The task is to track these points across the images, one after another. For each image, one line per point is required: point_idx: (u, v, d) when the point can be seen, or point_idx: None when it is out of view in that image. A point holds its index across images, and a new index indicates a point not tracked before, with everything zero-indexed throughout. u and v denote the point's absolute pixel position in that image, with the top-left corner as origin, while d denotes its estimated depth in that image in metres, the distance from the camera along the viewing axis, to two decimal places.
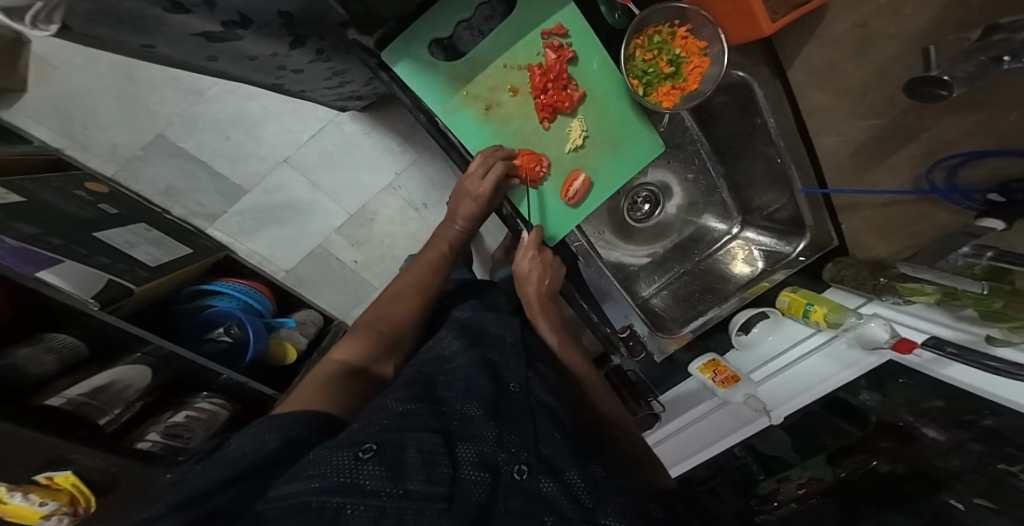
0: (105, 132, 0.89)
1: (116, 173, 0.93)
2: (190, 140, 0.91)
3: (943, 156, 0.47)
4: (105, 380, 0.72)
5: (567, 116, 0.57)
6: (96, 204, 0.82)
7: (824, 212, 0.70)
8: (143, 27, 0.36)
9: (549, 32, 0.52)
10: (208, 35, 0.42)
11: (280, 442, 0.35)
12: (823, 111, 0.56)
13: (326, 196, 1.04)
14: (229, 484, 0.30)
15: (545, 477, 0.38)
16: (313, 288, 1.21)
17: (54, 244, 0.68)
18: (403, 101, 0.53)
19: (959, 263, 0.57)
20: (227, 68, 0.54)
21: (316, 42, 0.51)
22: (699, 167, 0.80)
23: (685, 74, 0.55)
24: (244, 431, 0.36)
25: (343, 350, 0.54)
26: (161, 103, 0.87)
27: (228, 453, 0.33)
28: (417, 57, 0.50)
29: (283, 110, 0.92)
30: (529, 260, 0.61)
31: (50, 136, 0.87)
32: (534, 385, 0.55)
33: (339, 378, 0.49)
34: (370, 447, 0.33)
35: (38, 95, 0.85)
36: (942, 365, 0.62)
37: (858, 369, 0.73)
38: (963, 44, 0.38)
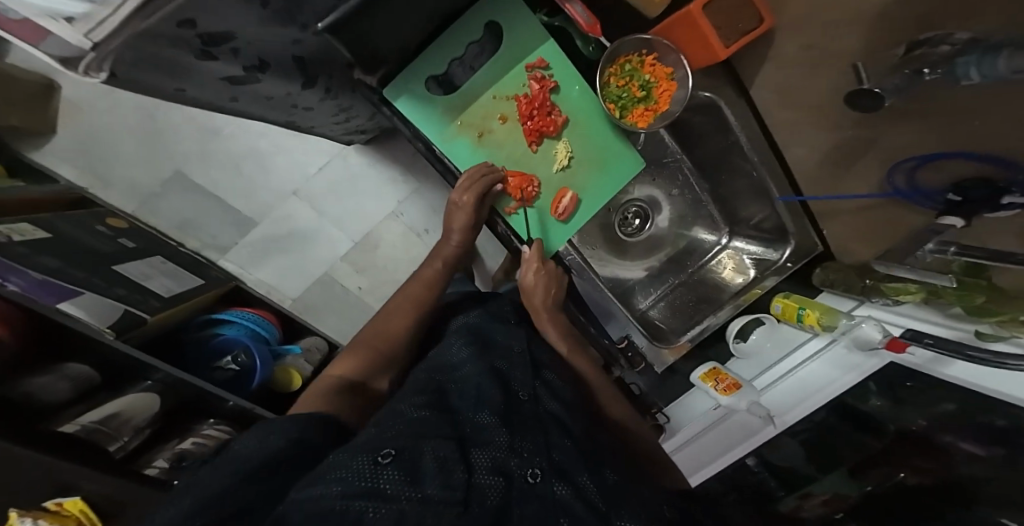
0: (130, 171, 1.03)
1: (135, 210, 1.05)
2: (204, 176, 1.05)
3: (898, 160, 0.49)
4: (116, 408, 0.73)
5: (554, 139, 0.62)
6: (116, 239, 0.88)
7: (804, 219, 0.73)
8: (178, 72, 0.42)
9: (532, 65, 0.57)
10: (233, 79, 0.49)
11: (285, 441, 0.37)
12: (790, 125, 0.59)
13: (331, 223, 1.13)
14: (246, 478, 0.32)
15: (559, 481, 0.41)
16: (318, 315, 1.23)
17: (77, 277, 0.72)
18: (403, 132, 0.58)
19: (931, 258, 0.59)
20: (248, 108, 0.61)
21: (325, 82, 0.59)
22: (683, 183, 0.84)
23: (656, 97, 0.58)
24: (249, 434, 0.38)
25: (340, 364, 0.58)
26: (180, 140, 1.02)
27: (234, 454, 0.35)
28: (414, 92, 0.55)
29: (293, 146, 1.05)
30: (535, 272, 0.65)
31: (82, 177, 1.02)
32: (543, 394, 0.57)
33: (335, 394, 0.52)
34: (388, 452, 0.35)
35: (66, 139, 1.01)
36: (944, 365, 0.64)
37: (860, 373, 0.75)
38: (891, 60, 0.41)
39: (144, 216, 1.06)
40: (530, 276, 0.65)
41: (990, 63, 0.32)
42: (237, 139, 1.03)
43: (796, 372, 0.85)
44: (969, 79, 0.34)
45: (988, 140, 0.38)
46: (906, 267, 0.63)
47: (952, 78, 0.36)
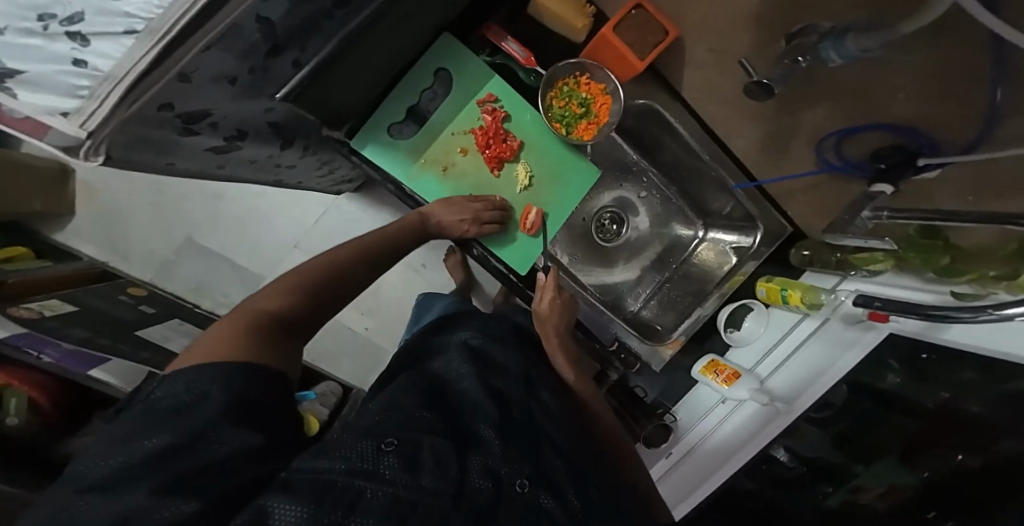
0: (146, 243, 1.14)
1: (151, 277, 1.14)
2: (211, 238, 1.14)
3: (824, 135, 0.54)
4: None
5: (513, 162, 0.67)
6: (137, 306, 0.98)
7: (765, 203, 0.76)
8: (166, 148, 0.50)
9: (483, 101, 0.64)
10: (216, 149, 0.56)
11: (231, 402, 0.29)
12: (725, 118, 0.60)
13: None
14: (192, 437, 0.26)
15: (545, 492, 0.43)
16: (333, 360, 1.27)
17: (104, 344, 0.80)
18: (374, 175, 0.63)
19: (871, 223, 0.57)
20: (236, 172, 0.69)
21: (301, 141, 0.65)
22: (648, 185, 0.89)
23: (595, 111, 0.63)
24: (179, 379, 0.29)
25: (270, 299, 0.41)
26: (188, 209, 1.14)
27: (160, 406, 0.27)
28: (379, 141, 0.62)
29: (289, 201, 1.14)
30: (548, 301, 0.69)
31: (99, 252, 1.13)
32: (534, 408, 0.58)
33: (272, 335, 0.38)
34: (390, 442, 0.36)
35: (90, 221, 1.14)
36: (936, 331, 0.58)
37: (862, 349, 0.70)
38: (775, 52, 0.48)
39: (160, 282, 1.14)
40: (544, 305, 0.69)
41: (847, 43, 0.40)
42: (237, 201, 1.13)
43: (795, 356, 0.81)
44: (833, 60, 0.42)
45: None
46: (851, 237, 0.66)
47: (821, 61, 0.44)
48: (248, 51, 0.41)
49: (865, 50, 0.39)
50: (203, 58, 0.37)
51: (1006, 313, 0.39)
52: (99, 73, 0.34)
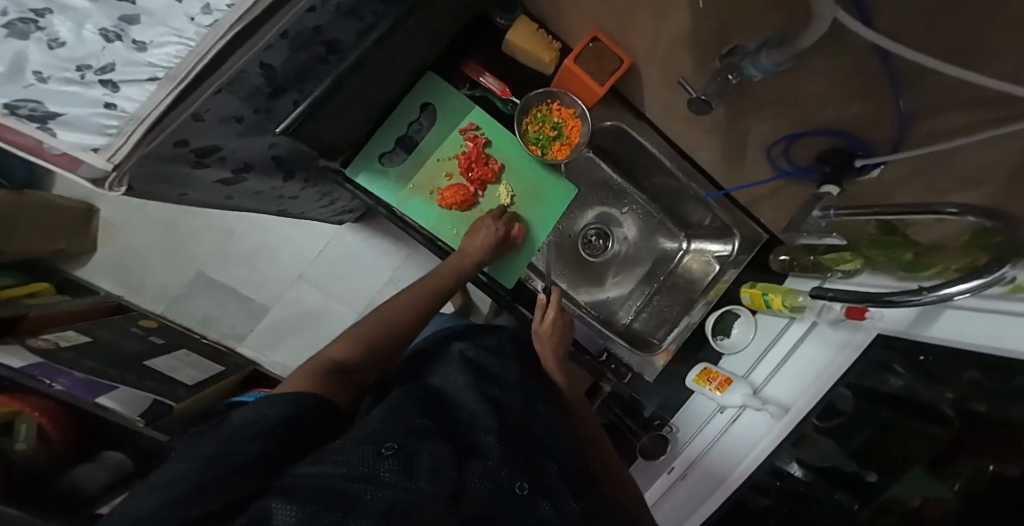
0: (160, 278, 1.22)
1: (162, 310, 1.21)
2: (222, 273, 1.22)
3: (772, 142, 0.57)
4: None
5: (495, 183, 0.72)
6: (147, 337, 1.03)
7: (742, 215, 0.80)
8: (181, 182, 0.55)
9: (465, 129, 0.70)
10: (225, 181, 0.61)
11: (282, 417, 0.38)
12: (686, 135, 0.71)
13: (336, 300, 1.22)
14: (239, 440, 0.33)
15: (542, 498, 0.48)
16: None
17: (110, 373, 0.83)
18: (367, 201, 0.68)
19: (824, 221, 0.61)
20: (243, 203, 0.75)
21: (303, 174, 0.71)
22: (630, 200, 0.94)
23: (567, 133, 0.69)
24: (246, 405, 0.38)
25: (338, 346, 0.53)
26: (200, 246, 1.22)
27: (227, 425, 0.36)
28: (371, 169, 0.68)
29: (295, 234, 1.22)
30: (548, 321, 0.72)
31: (116, 287, 1.21)
32: (532, 422, 0.61)
33: (331, 377, 0.48)
34: (390, 447, 0.39)
35: (111, 258, 1.22)
36: (924, 328, 0.60)
37: (856, 347, 0.71)
38: (710, 71, 0.51)
39: (171, 315, 1.21)
40: (545, 324, 0.72)
41: (762, 59, 0.41)
42: (248, 235, 1.22)
43: (792, 360, 0.81)
44: (754, 74, 0.44)
45: (822, 112, 0.47)
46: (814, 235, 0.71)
47: (747, 76, 0.45)
48: (253, 93, 0.48)
49: (779, 64, 0.40)
50: (215, 100, 0.44)
51: (947, 293, 0.39)
52: (125, 114, 0.41)
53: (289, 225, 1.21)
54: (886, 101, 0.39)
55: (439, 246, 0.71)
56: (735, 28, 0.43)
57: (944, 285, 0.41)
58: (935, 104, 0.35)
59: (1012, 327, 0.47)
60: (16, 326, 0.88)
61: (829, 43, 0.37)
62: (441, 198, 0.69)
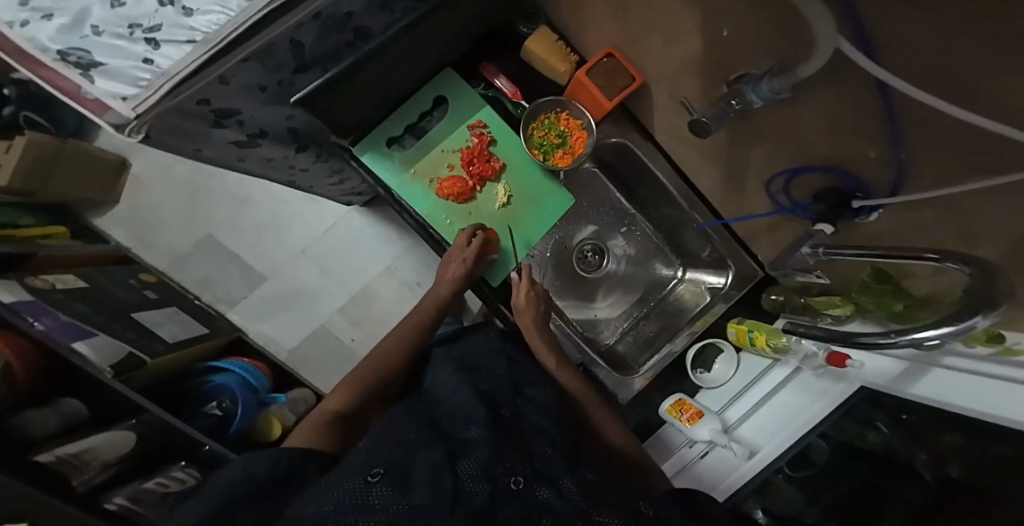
0: (170, 236, 1.25)
1: (165, 267, 1.24)
2: (230, 238, 1.24)
3: (772, 175, 0.57)
4: (88, 444, 0.68)
5: (495, 181, 0.73)
6: (142, 290, 1.05)
7: (739, 247, 0.80)
8: (197, 138, 0.58)
9: (472, 125, 0.71)
10: (240, 143, 0.63)
11: (269, 474, 0.43)
12: (689, 160, 0.71)
13: (333, 280, 1.25)
14: (244, 496, 0.41)
15: (542, 485, 0.42)
16: (313, 369, 1.26)
17: (95, 320, 0.82)
18: (368, 180, 0.70)
19: (814, 260, 0.61)
20: (256, 168, 0.76)
21: (316, 148, 0.73)
22: (630, 219, 0.93)
23: (571, 142, 0.70)
24: (244, 460, 0.45)
25: (334, 398, 0.63)
26: (214, 211, 1.25)
27: (230, 479, 0.43)
28: (377, 151, 0.70)
29: (306, 210, 1.24)
30: (524, 296, 0.73)
31: (127, 239, 1.25)
32: (525, 411, 0.59)
33: (327, 425, 0.57)
34: (377, 472, 0.40)
35: (129, 210, 1.26)
36: (907, 385, 0.58)
37: (833, 401, 0.71)
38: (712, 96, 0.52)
39: (173, 273, 1.24)
40: (521, 300, 0.73)
41: (763, 85, 0.41)
42: (262, 206, 1.24)
43: (768, 402, 0.81)
44: (755, 102, 0.45)
45: (817, 147, 0.48)
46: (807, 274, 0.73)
47: (749, 103, 0.46)
48: (278, 66, 0.50)
49: (778, 92, 0.41)
50: (240, 68, 0.46)
51: (918, 337, 0.41)
52: (158, 69, 0.43)
53: (302, 200, 1.24)
54: (878, 134, 0.38)
55: (431, 234, 0.72)
56: (738, 60, 0.44)
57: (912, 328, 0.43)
58: (933, 160, 0.35)
59: (1003, 393, 0.46)
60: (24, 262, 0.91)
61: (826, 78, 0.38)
62: (439, 187, 0.70)
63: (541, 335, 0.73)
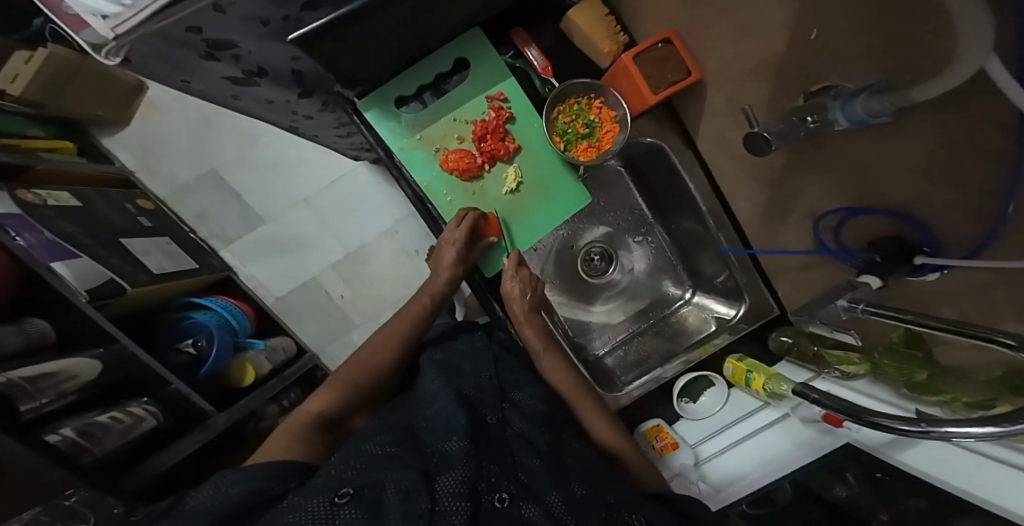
0: (173, 164, 1.18)
1: (165, 195, 1.19)
2: (234, 175, 1.18)
3: (824, 211, 0.51)
4: (53, 368, 0.67)
5: (505, 163, 0.66)
6: (137, 216, 1.04)
7: (757, 277, 0.75)
8: (185, 67, 0.52)
9: (492, 97, 0.64)
10: (235, 79, 0.57)
11: (244, 491, 0.37)
12: (730, 177, 0.66)
13: (331, 233, 1.20)
14: None
15: (528, 503, 0.41)
16: (298, 319, 1.24)
17: (83, 243, 0.82)
18: (369, 139, 0.63)
19: (848, 311, 0.56)
20: (250, 107, 0.71)
21: (322, 96, 0.65)
22: (647, 229, 0.86)
23: (599, 136, 0.63)
24: (211, 485, 0.38)
25: (316, 401, 0.55)
26: (223, 146, 1.18)
27: (194, 507, 0.36)
28: (382, 108, 0.62)
29: (315, 158, 1.18)
30: (510, 279, 0.69)
31: (129, 161, 1.19)
32: (511, 416, 0.56)
33: (310, 430, 0.50)
34: (346, 492, 0.37)
35: (135, 131, 1.19)
36: (898, 448, 0.58)
37: (816, 451, 0.69)
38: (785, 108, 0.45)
39: (171, 202, 1.19)
40: (508, 284, 0.69)
41: (856, 105, 0.33)
42: (272, 147, 1.17)
43: (748, 442, 0.77)
44: (840, 123, 0.36)
45: (893, 188, 0.40)
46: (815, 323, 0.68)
47: (830, 123, 0.38)
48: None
49: (875, 114, 0.32)
50: None
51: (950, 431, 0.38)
52: None
53: (312, 147, 1.17)
54: (981, 185, 0.30)
55: (428, 208, 0.67)
56: (830, 69, 0.37)
57: (952, 421, 0.39)
58: None
59: (998, 478, 0.44)
60: (21, 174, 0.89)
61: (942, 113, 0.30)
62: (444, 159, 0.64)
63: (530, 321, 0.71)
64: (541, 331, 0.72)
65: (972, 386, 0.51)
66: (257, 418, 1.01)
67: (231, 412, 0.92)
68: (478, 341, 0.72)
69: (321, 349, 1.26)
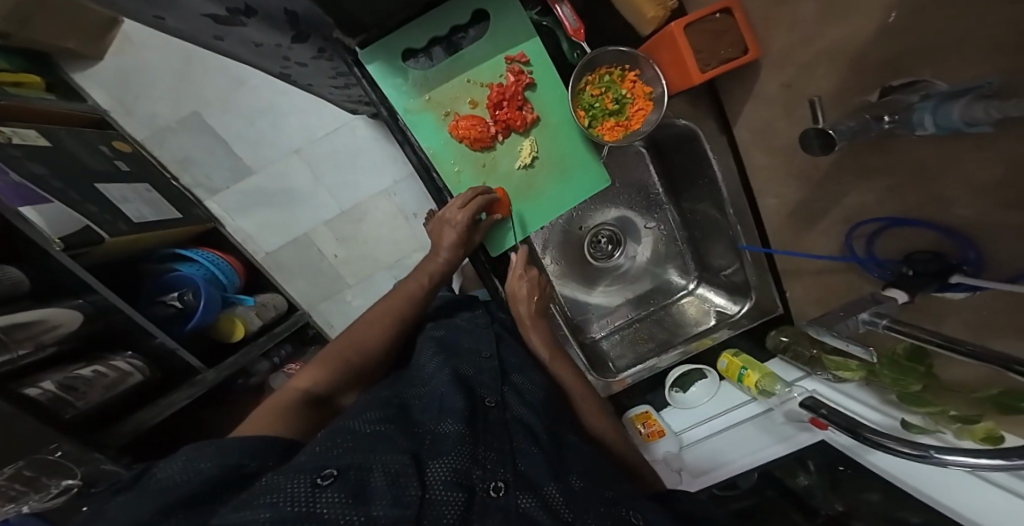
0: (151, 104, 1.07)
1: (145, 138, 1.09)
2: (219, 121, 1.07)
3: (860, 220, 0.49)
4: (27, 318, 0.63)
5: (521, 135, 0.61)
6: (113, 160, 0.96)
7: (768, 275, 0.72)
8: (159, 3, 0.45)
9: (512, 58, 0.57)
10: (216, 18, 0.48)
11: (220, 466, 0.32)
12: (764, 170, 0.62)
13: (324, 189, 1.12)
14: (167, 513, 0.27)
15: (524, 493, 0.37)
16: (288, 275, 1.21)
17: (55, 188, 0.77)
18: (371, 97, 0.57)
19: (860, 327, 0.52)
20: (234, 50, 0.64)
21: (317, 42, 0.53)
22: (660, 216, 0.82)
23: (628, 114, 0.59)
24: (179, 456, 0.32)
25: (305, 376, 0.53)
26: (206, 87, 1.05)
27: (158, 480, 0.30)
28: (387, 62, 0.55)
29: (307, 107, 1.06)
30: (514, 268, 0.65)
31: (104, 99, 1.07)
32: (510, 400, 0.52)
33: (297, 406, 0.48)
34: (329, 473, 0.30)
35: (109, 66, 1.05)
36: (866, 450, 0.62)
37: (790, 445, 0.72)
38: (857, 105, 0.43)
39: (151, 145, 1.10)
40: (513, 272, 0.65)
41: (953, 108, 0.29)
42: (260, 93, 1.05)
43: (727, 432, 0.78)
44: (924, 127, 0.33)
45: (955, 207, 0.37)
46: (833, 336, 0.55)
47: (909, 128, 0.35)
48: None
49: (972, 124, 0.29)
50: None
51: (944, 459, 0.38)
52: None
53: (305, 95, 1.04)
54: None
55: (432, 177, 0.61)
56: (922, 64, 0.34)
57: (946, 448, 0.40)
58: None
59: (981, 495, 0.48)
60: None
61: None
62: (454, 125, 0.58)
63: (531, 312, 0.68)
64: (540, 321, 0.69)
65: (961, 399, 0.51)
66: (246, 373, 1.03)
67: (219, 369, 0.91)
68: (478, 321, 0.69)
69: (312, 306, 1.24)
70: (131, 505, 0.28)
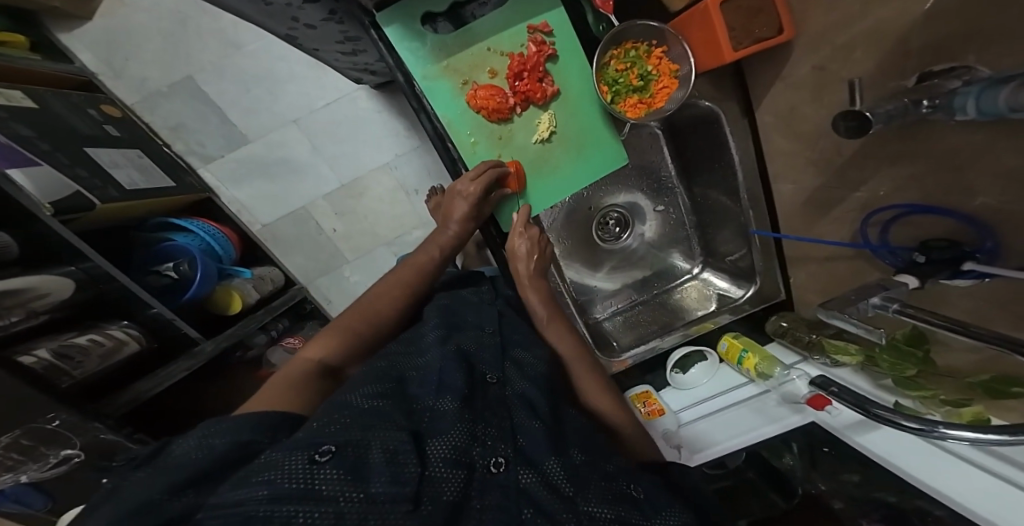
0: (141, 67, 1.00)
1: (135, 103, 1.03)
2: (214, 86, 1.01)
3: (879, 206, 0.50)
4: (20, 284, 0.61)
5: (539, 108, 0.60)
6: (102, 124, 0.91)
7: (774, 262, 0.73)
8: None
9: (535, 27, 0.56)
10: None
11: (230, 444, 0.31)
12: (783, 154, 0.63)
13: (325, 161, 1.09)
14: (179, 491, 0.27)
15: (524, 469, 0.37)
16: (286, 248, 1.18)
17: (41, 149, 0.73)
18: (386, 62, 0.54)
19: (870, 313, 0.51)
20: (238, 7, 0.61)
21: (329, 2, 0.50)
22: (670, 200, 0.82)
23: (653, 91, 0.59)
24: (192, 434, 0.32)
25: (316, 347, 0.52)
26: (201, 51, 0.98)
27: (171, 460, 0.30)
28: (406, 26, 0.53)
29: (309, 75, 1.01)
30: (518, 235, 0.63)
31: (90, 61, 1.00)
32: (511, 377, 0.52)
33: (311, 380, 0.47)
34: (327, 449, 0.29)
35: (97, 27, 0.97)
36: (858, 432, 0.62)
37: (782, 427, 0.70)
38: (893, 89, 0.43)
39: (142, 111, 1.04)
40: (516, 241, 0.63)
41: (998, 94, 0.30)
42: (260, 59, 0.98)
43: (723, 412, 0.79)
44: (966, 112, 0.34)
45: (979, 193, 0.38)
46: (844, 317, 0.53)
47: (949, 111, 0.36)
48: None
49: (1017, 109, 0.29)
50: None
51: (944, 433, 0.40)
52: None
53: (307, 63, 0.99)
54: None
55: (447, 147, 0.59)
56: (970, 47, 0.34)
57: (950, 424, 0.40)
58: None
59: (957, 479, 0.50)
60: None
61: None
62: (472, 95, 0.56)
63: (534, 283, 0.65)
64: (546, 298, 0.66)
65: (952, 386, 0.53)
66: (244, 346, 1.02)
67: (217, 340, 0.90)
68: (482, 298, 0.69)
69: (311, 281, 1.22)
70: (145, 482, 0.28)
